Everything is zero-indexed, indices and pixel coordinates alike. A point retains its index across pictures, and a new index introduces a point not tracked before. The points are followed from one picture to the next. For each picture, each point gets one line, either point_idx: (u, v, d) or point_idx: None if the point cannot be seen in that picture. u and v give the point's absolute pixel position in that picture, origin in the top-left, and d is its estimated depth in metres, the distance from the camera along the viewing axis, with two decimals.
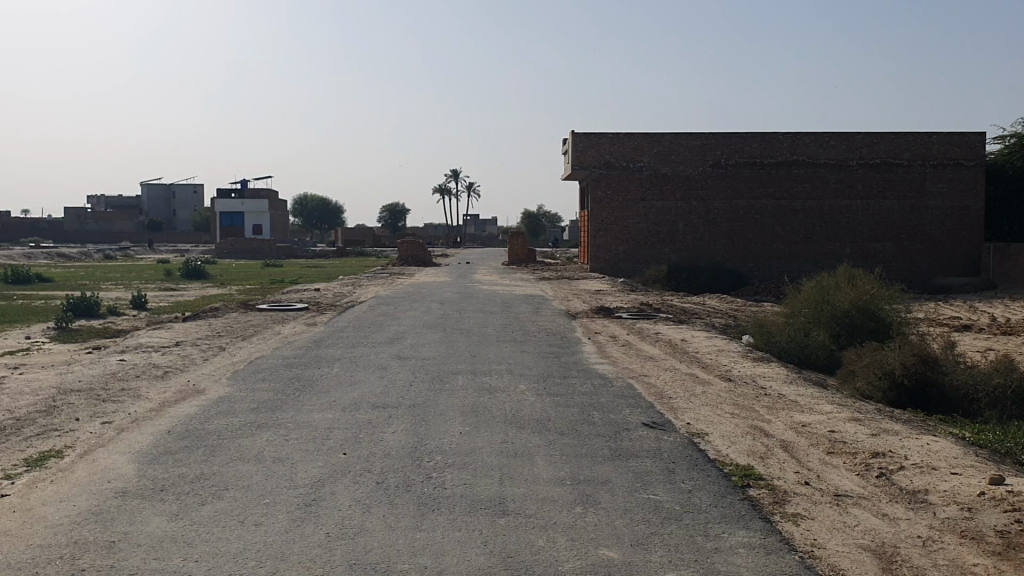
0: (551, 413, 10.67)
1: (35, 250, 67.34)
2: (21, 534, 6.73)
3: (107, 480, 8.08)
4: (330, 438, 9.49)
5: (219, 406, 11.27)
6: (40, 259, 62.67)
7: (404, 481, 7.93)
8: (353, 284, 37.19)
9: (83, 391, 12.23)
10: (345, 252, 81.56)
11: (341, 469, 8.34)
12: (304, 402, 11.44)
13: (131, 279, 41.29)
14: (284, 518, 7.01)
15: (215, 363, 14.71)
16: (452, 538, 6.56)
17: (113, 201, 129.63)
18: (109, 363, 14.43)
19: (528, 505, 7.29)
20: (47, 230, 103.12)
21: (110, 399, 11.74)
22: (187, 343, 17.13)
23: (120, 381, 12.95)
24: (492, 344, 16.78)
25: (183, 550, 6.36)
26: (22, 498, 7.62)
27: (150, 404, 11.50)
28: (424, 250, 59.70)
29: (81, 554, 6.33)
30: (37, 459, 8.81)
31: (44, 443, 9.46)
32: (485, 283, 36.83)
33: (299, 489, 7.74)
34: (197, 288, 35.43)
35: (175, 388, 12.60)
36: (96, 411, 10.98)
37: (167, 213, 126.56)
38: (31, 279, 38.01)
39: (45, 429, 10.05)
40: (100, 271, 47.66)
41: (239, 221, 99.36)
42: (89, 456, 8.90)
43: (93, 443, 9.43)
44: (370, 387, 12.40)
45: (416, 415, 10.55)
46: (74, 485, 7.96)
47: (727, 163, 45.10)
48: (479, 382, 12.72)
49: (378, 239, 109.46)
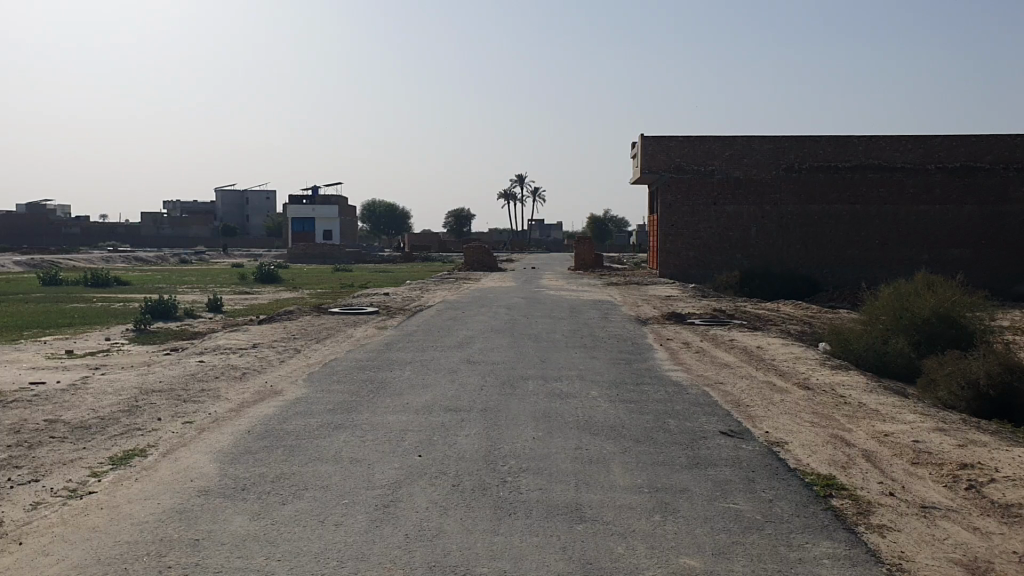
0: (625, 420, 10.56)
1: (113, 255, 69.15)
2: (109, 531, 6.91)
3: (190, 479, 8.24)
4: (405, 440, 9.54)
5: (295, 407, 11.44)
6: (118, 263, 64.50)
7: (480, 484, 7.94)
8: (423, 288, 37.58)
9: (164, 391, 12.53)
10: (412, 257, 82.26)
11: (417, 471, 8.38)
12: (377, 404, 11.53)
13: (207, 279, 46.21)
14: (362, 519, 7.06)
15: (290, 365, 14.94)
16: (530, 543, 6.53)
17: (188, 207, 132.89)
18: (190, 365, 14.77)
19: (606, 512, 7.23)
20: (126, 235, 105.82)
21: (191, 400, 12.01)
22: (263, 344, 17.46)
23: (200, 382, 13.23)
24: (563, 350, 16.72)
25: (266, 549, 6.45)
26: (111, 494, 7.85)
27: (229, 404, 11.69)
28: (491, 254, 59.97)
29: (167, 552, 6.45)
30: (122, 457, 9.04)
31: (128, 442, 9.69)
32: (555, 288, 36.89)
33: (376, 491, 7.79)
34: (270, 291, 36.07)
35: (253, 389, 12.79)
36: (178, 412, 11.22)
37: (239, 218, 129.27)
38: (111, 282, 39.12)
39: (129, 428, 10.32)
40: (178, 276, 48.83)
41: (309, 228, 100.95)
42: (172, 456, 9.08)
43: (175, 442, 9.65)
44: (442, 391, 12.44)
45: (489, 419, 10.55)
46: (157, 483, 8.15)
47: (801, 167, 44.29)
48: (550, 388, 12.65)
49: (445, 244, 110.15)
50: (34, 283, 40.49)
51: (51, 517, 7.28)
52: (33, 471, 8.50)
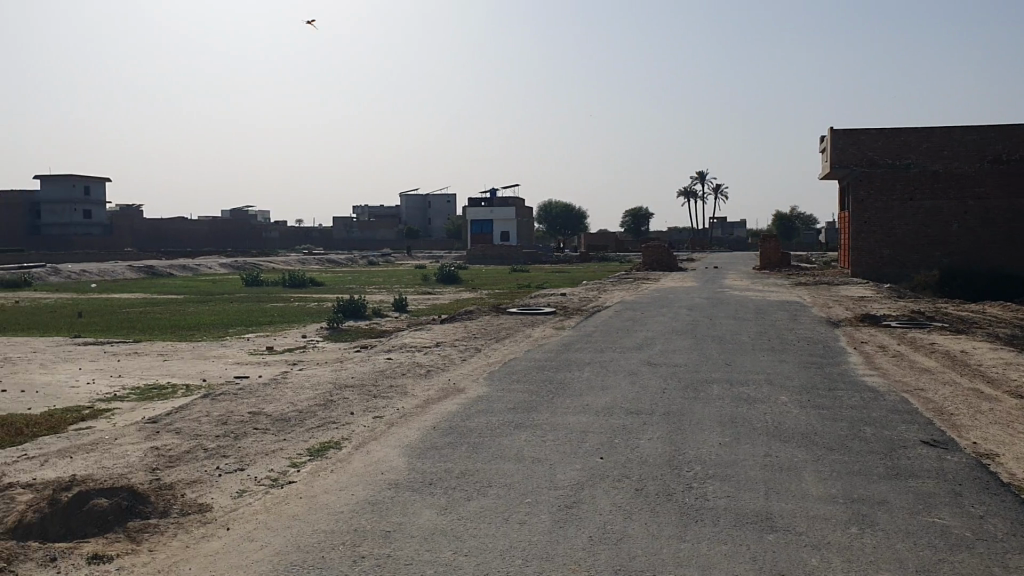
0: (817, 427, 10.11)
1: (307, 257, 73.17)
2: (307, 520, 7.25)
3: (380, 472, 8.55)
4: (586, 442, 9.53)
5: (478, 404, 11.66)
6: (311, 265, 68.21)
7: (665, 489, 7.80)
8: (601, 288, 37.55)
9: (356, 387, 13.09)
10: (589, 257, 82.35)
11: (599, 473, 8.34)
12: (558, 405, 11.59)
13: (392, 279, 48.06)
14: (547, 519, 7.08)
15: (473, 364, 15.27)
16: (718, 551, 6.34)
17: (374, 211, 138.70)
18: (378, 362, 15.37)
19: (798, 522, 6.93)
20: (318, 238, 111.68)
21: (380, 395, 12.48)
22: (446, 343, 17.94)
23: (388, 378, 13.74)
24: (747, 352, 16.23)
25: (453, 544, 6.59)
26: (309, 484, 8.26)
27: (416, 401, 12.07)
28: (670, 254, 59.22)
29: (361, 542, 6.70)
30: (318, 449, 9.50)
31: (324, 435, 10.18)
32: (737, 289, 35.93)
33: (559, 491, 7.81)
34: (452, 292, 37.08)
35: (438, 386, 13.14)
36: (368, 406, 11.68)
37: (422, 221, 133.64)
38: (305, 283, 41.36)
39: (324, 421, 10.84)
40: (365, 277, 50.99)
41: (488, 229, 103.11)
42: (364, 449, 9.45)
43: (367, 435, 10.04)
44: (623, 393, 12.36)
45: (672, 423, 10.37)
46: (351, 474, 8.51)
47: (1010, 158, 40.99)
48: (736, 392, 12.29)
49: (622, 245, 109.58)
50: (238, 284, 43.47)
51: (255, 504, 7.74)
52: (239, 460, 9.07)
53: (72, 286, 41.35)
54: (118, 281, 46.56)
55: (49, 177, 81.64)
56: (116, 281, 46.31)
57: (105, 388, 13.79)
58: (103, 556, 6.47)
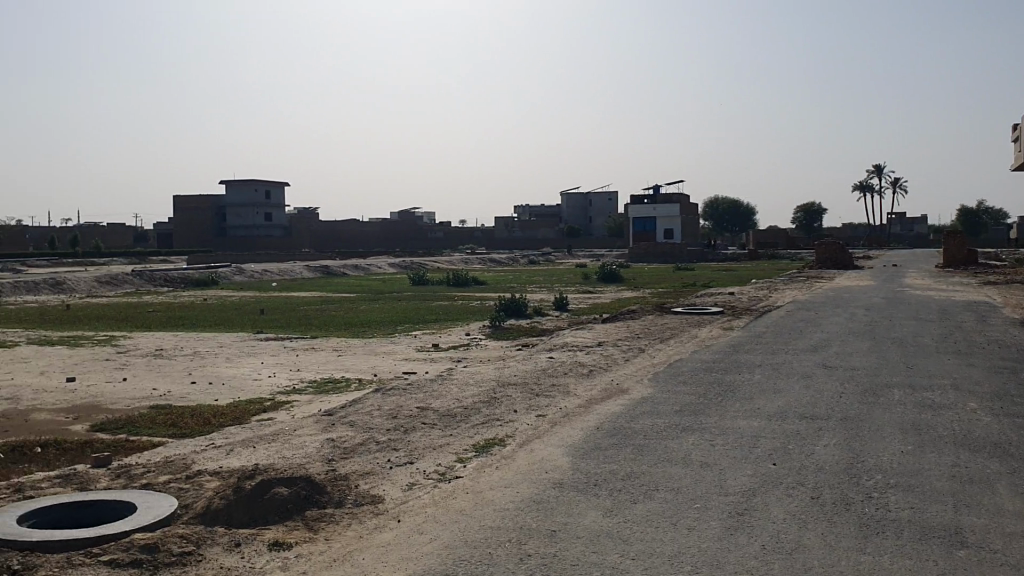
0: (1012, 438, 9.38)
1: (471, 257, 74.63)
2: (475, 516, 7.34)
3: (545, 471, 8.56)
4: (757, 447, 9.22)
5: (642, 406, 11.50)
6: (474, 264, 69.54)
7: (843, 499, 7.43)
8: (769, 287, 36.41)
9: (519, 385, 13.19)
10: (757, 255, 80.00)
11: (772, 480, 8.04)
12: (726, 408, 11.27)
13: (554, 278, 48.29)
14: (716, 525, 6.89)
15: (636, 364, 15.10)
16: (903, 566, 5.97)
17: (536, 210, 139.97)
18: (541, 360, 15.45)
19: (993, 539, 6.44)
20: (482, 238, 113.67)
21: (543, 394, 12.53)
22: (609, 343, 17.83)
23: (551, 377, 13.77)
24: (930, 355, 15.29)
25: (620, 546, 6.51)
26: (475, 480, 8.37)
27: (579, 400, 12.03)
28: (844, 252, 56.73)
29: (527, 540, 6.72)
30: (484, 446, 9.62)
31: (488, 431, 10.30)
32: (917, 288, 34.00)
33: (729, 497, 7.58)
34: (615, 291, 36.88)
35: (601, 386, 13.05)
36: (532, 405, 11.74)
37: (584, 220, 133.74)
38: (469, 281, 42.15)
39: (489, 418, 10.97)
40: (527, 276, 51.21)
41: (651, 227, 102.04)
42: (528, 447, 9.50)
43: (531, 434, 10.09)
44: (795, 396, 11.90)
45: (850, 429, 9.88)
46: (516, 472, 8.56)
47: None
48: (919, 398, 11.59)
49: (791, 242, 105.89)
50: (406, 283, 44.80)
51: (423, 498, 7.90)
52: (408, 454, 9.31)
53: (254, 284, 43.70)
54: (295, 281, 48.93)
55: (233, 182, 86.63)
56: (294, 280, 48.68)
57: (284, 381, 14.50)
58: (284, 543, 6.77)
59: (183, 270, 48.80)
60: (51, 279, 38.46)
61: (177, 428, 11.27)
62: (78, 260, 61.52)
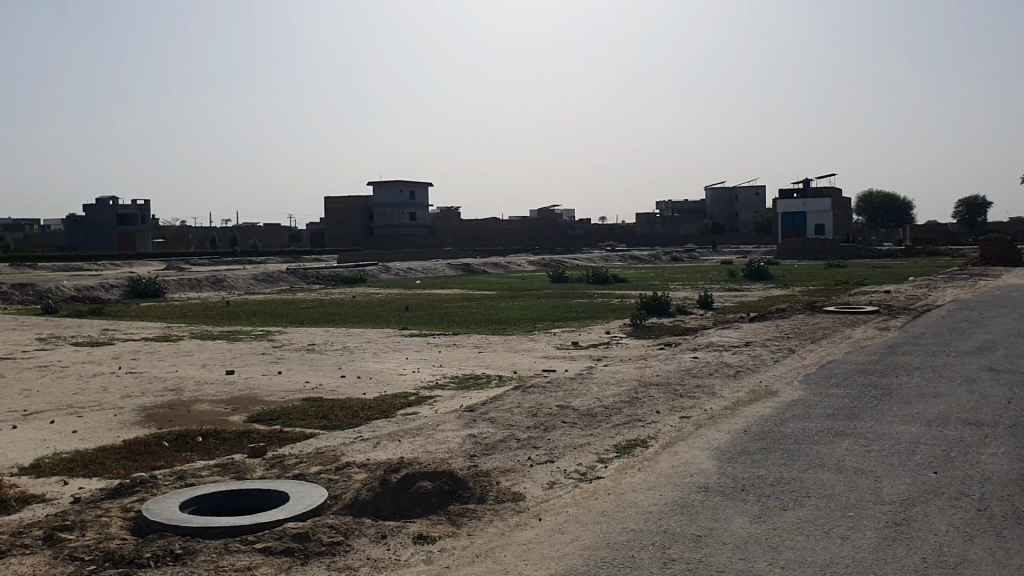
0: None
1: (613, 254, 74.07)
2: (617, 517, 7.23)
3: (690, 474, 8.35)
4: (917, 454, 8.70)
5: (791, 409, 11.08)
6: (616, 261, 69.03)
7: (1015, 512, 6.90)
8: (929, 285, 34.51)
9: (663, 385, 12.94)
10: (915, 251, 76.11)
11: (934, 489, 7.56)
12: (882, 412, 10.71)
13: (698, 276, 47.39)
14: (872, 535, 6.53)
15: (785, 365, 14.58)
16: None
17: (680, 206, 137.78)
18: (684, 360, 15.12)
19: None
20: (624, 235, 112.80)
21: (688, 395, 12.25)
22: (756, 343, 17.29)
23: (696, 378, 13.45)
24: None
25: (768, 554, 6.25)
26: (618, 481, 8.24)
27: (725, 402, 11.70)
28: (1013, 248, 53.19)
29: (670, 544, 6.56)
30: (626, 446, 9.48)
31: (631, 432, 10.14)
32: None
33: (887, 506, 7.17)
34: (762, 288, 35.82)
35: (748, 388, 12.66)
36: (675, 406, 11.49)
37: (729, 215, 130.68)
38: (611, 279, 41.84)
39: (631, 419, 10.81)
40: (670, 274, 48.47)
41: (801, 223, 98.80)
42: (672, 449, 9.29)
43: (674, 435, 9.87)
44: (959, 401, 11.19)
45: (1021, 438, 9.20)
46: (659, 474, 8.38)
47: None
48: None
49: (953, 238, 100.21)
50: (547, 280, 44.86)
51: (565, 497, 7.85)
52: (549, 452, 9.27)
53: (399, 282, 44.76)
54: (439, 278, 49.88)
55: (380, 182, 89.18)
56: (438, 278, 49.62)
57: (428, 376, 14.78)
58: (428, 537, 6.85)
59: (334, 268, 50.53)
60: (213, 277, 40.59)
61: (326, 420, 11.65)
62: (239, 259, 64.80)
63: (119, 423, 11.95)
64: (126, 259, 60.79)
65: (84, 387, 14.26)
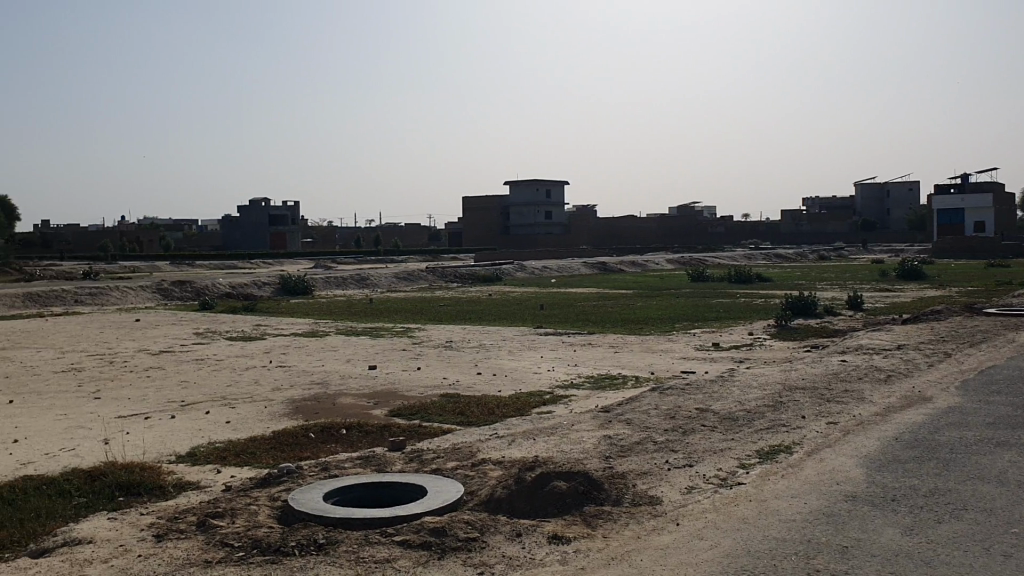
0: None
1: (755, 253, 72.14)
2: (758, 525, 6.98)
3: (836, 482, 7.98)
4: None
5: (948, 417, 10.45)
6: (759, 261, 67.18)
7: None
8: None
9: (807, 389, 12.46)
10: None
11: None
12: None
13: (846, 275, 45.56)
14: None
15: (942, 370, 13.78)
16: None
17: (825, 203, 133.00)
18: (831, 363, 14.53)
19: None
20: (766, 233, 109.85)
21: (834, 399, 11.74)
22: (909, 346, 16.43)
23: (844, 382, 12.89)
24: None
25: (922, 570, 5.89)
26: (759, 488, 7.97)
27: (875, 408, 11.16)
28: None
29: (815, 554, 6.28)
30: (769, 452, 9.16)
31: (773, 437, 9.80)
32: None
33: None
34: (916, 289, 34.13)
35: (900, 394, 12.03)
36: (821, 411, 11.03)
37: (879, 212, 125.20)
38: (753, 278, 40.73)
39: (774, 423, 10.45)
40: (813, 274, 46.69)
41: (958, 219, 93.70)
42: (817, 456, 8.92)
43: (820, 442, 9.48)
44: None
45: None
46: (804, 482, 8.05)
47: None
48: None
49: None
50: (686, 279, 44.13)
51: (705, 502, 7.64)
52: (687, 456, 9.06)
53: (537, 280, 44.94)
54: (576, 277, 49.77)
55: (518, 182, 89.95)
56: (575, 277, 49.53)
57: (564, 376, 14.72)
58: (563, 538, 6.80)
59: (473, 266, 51.21)
60: (356, 275, 41.87)
61: (463, 416, 11.78)
62: (380, 258, 66.64)
63: (268, 414, 12.45)
64: (275, 257, 63.56)
65: (237, 379, 14.95)
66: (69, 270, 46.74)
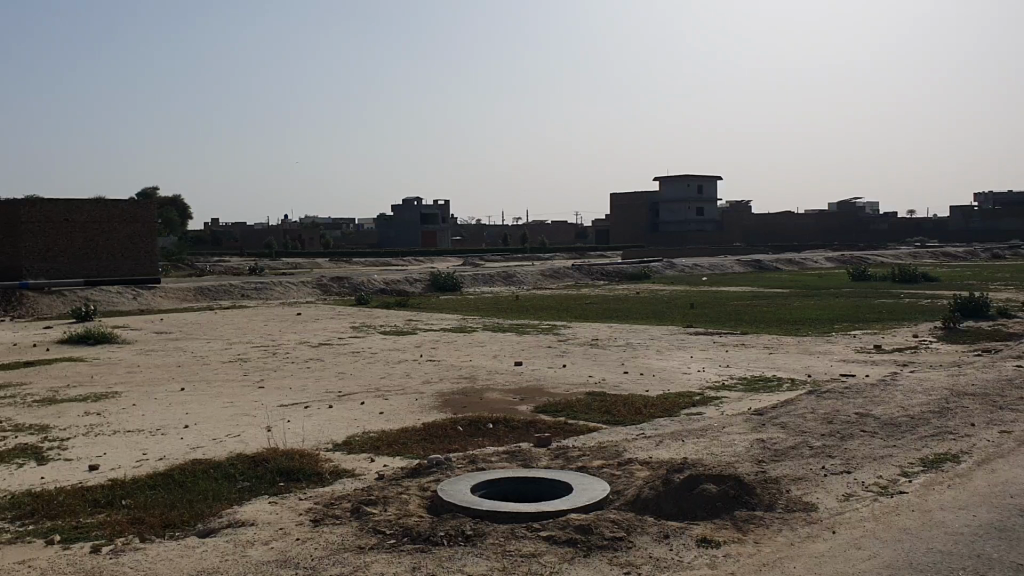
0: None
1: (920, 251, 68.62)
2: (922, 536, 6.61)
3: (1010, 496, 7.46)
4: None
5: None
6: (925, 259, 63.84)
7: None
8: None
9: (978, 395, 11.72)
10: None
11: None
12: None
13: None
14: None
15: None
16: None
17: (999, 199, 124.99)
18: (1004, 369, 13.63)
19: None
20: (933, 229, 104.29)
21: (1008, 407, 11.00)
22: None
23: (1019, 389, 12.06)
24: None
25: None
26: (923, 498, 7.55)
27: None
28: None
29: (985, 571, 5.88)
30: (933, 461, 8.66)
31: (939, 445, 9.27)
32: None
33: None
34: None
35: None
36: (993, 419, 10.35)
37: None
38: (918, 277, 38.75)
39: (940, 431, 9.88)
40: (985, 274, 43.97)
41: None
42: (988, 466, 8.37)
43: (992, 452, 8.89)
44: None
45: None
46: (974, 494, 7.56)
47: None
48: None
49: None
50: (845, 278, 42.46)
51: (863, 511, 7.30)
52: (845, 462, 8.69)
53: (687, 279, 44.26)
54: (728, 275, 48.72)
55: (669, 177, 88.86)
56: (727, 275, 48.47)
57: (714, 376, 14.42)
58: (712, 541, 6.64)
59: (622, 264, 50.95)
60: (504, 272, 42.35)
61: (610, 415, 11.72)
62: (529, 255, 67.21)
63: (419, 406, 12.75)
64: (427, 255, 65.17)
65: (389, 372, 15.39)
66: (236, 265, 49.37)
